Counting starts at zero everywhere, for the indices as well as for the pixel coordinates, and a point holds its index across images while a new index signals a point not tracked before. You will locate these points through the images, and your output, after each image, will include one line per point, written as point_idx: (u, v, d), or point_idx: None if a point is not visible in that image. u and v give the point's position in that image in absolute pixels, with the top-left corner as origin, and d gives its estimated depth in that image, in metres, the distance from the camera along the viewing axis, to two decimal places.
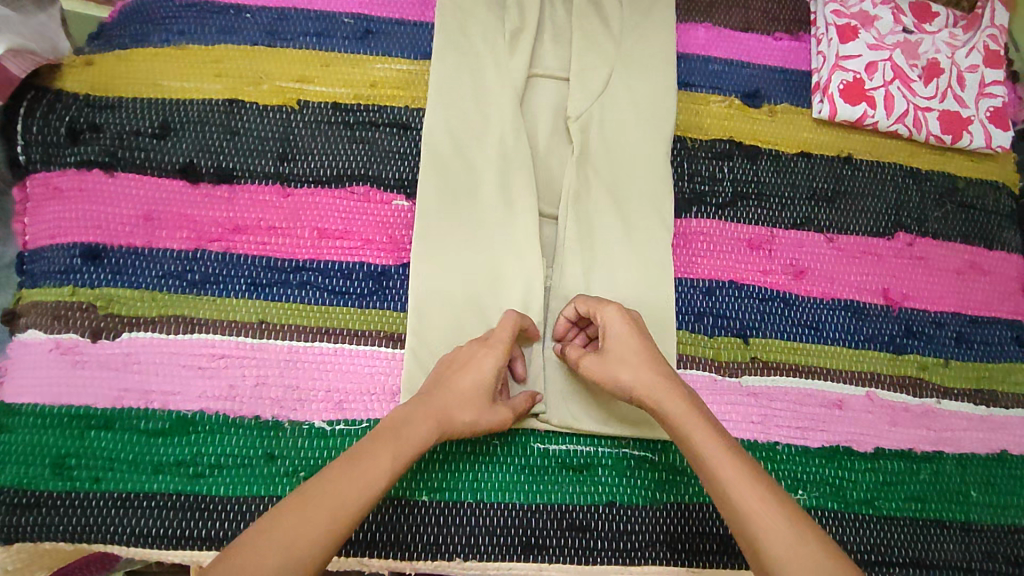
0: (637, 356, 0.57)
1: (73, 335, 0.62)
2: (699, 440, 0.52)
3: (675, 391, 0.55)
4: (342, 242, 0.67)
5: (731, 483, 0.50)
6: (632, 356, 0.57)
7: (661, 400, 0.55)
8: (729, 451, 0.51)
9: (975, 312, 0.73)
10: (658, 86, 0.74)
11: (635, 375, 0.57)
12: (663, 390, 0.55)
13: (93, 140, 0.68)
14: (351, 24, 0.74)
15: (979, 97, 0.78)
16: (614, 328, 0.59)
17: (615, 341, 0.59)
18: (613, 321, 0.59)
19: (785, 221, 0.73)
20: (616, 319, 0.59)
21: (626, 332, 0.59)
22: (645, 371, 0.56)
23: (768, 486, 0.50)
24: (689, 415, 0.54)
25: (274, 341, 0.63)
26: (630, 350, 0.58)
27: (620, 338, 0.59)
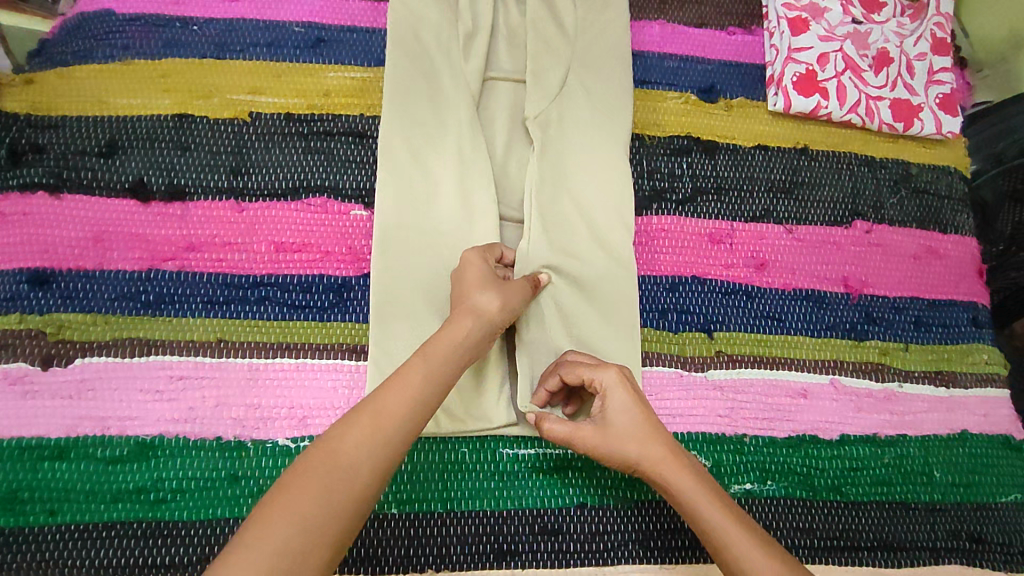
0: (642, 431, 0.55)
1: (22, 365, 0.60)
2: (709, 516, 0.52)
3: (679, 464, 0.54)
4: (300, 255, 0.66)
5: (746, 558, 0.49)
6: (636, 430, 0.55)
7: (668, 476, 0.54)
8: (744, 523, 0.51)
9: (931, 296, 0.75)
10: (614, 84, 0.74)
11: (643, 449, 0.55)
12: (667, 464, 0.54)
13: (36, 162, 0.65)
14: (303, 33, 0.73)
15: (928, 84, 0.80)
16: (615, 397, 0.56)
17: (616, 415, 0.56)
18: (614, 391, 0.56)
19: (745, 215, 0.74)
20: (617, 386, 0.56)
21: (627, 401, 0.56)
22: (653, 446, 0.55)
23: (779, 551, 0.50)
24: (700, 491, 0.53)
25: (235, 360, 0.62)
26: (631, 422, 0.55)
27: (622, 407, 0.56)
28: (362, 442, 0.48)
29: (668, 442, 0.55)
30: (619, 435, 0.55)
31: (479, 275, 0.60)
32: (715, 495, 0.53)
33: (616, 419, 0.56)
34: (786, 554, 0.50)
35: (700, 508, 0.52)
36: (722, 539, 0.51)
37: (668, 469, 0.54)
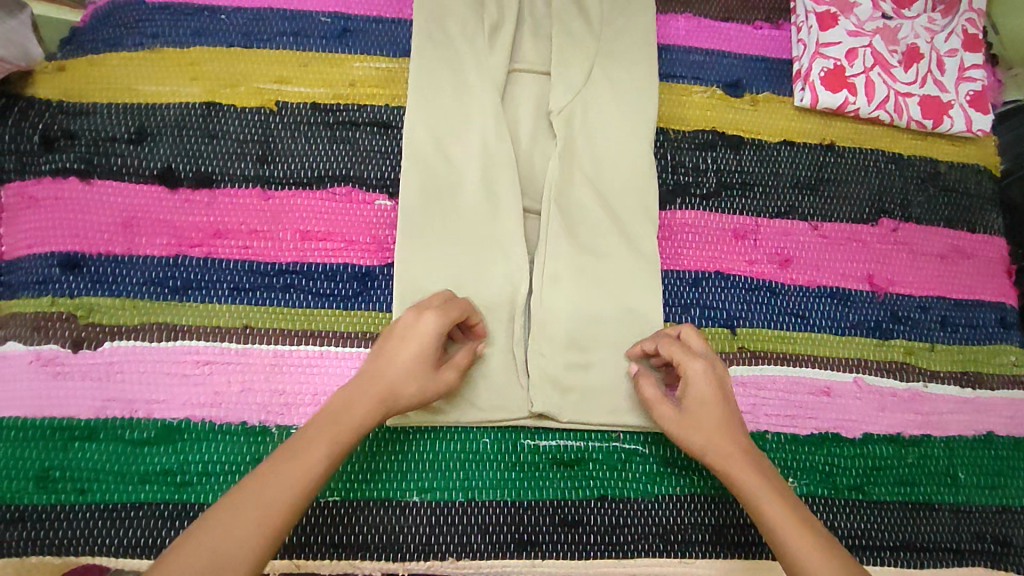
0: (715, 421, 0.56)
1: (54, 346, 0.61)
2: (771, 512, 0.51)
3: (745, 460, 0.54)
4: (325, 243, 0.66)
5: (801, 557, 0.49)
6: (713, 419, 0.56)
7: (732, 469, 0.54)
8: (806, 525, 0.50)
9: (958, 295, 0.74)
10: (640, 78, 0.74)
11: (710, 438, 0.55)
12: (733, 457, 0.54)
13: (68, 148, 0.66)
14: (329, 23, 0.73)
15: (959, 81, 0.79)
16: (707, 383, 0.57)
17: (695, 401, 0.56)
18: (698, 379, 0.57)
19: (770, 210, 0.74)
20: (704, 376, 0.57)
21: (710, 392, 0.56)
22: (735, 440, 0.55)
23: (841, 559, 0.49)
24: (772, 490, 0.52)
25: (260, 346, 0.63)
26: (706, 411, 0.56)
27: (712, 394, 0.56)
28: (254, 515, 0.46)
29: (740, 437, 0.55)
30: (704, 421, 0.56)
31: (410, 356, 0.54)
32: (788, 499, 0.52)
33: (703, 405, 0.56)
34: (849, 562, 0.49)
35: (766, 506, 0.51)
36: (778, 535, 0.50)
37: (747, 463, 0.54)
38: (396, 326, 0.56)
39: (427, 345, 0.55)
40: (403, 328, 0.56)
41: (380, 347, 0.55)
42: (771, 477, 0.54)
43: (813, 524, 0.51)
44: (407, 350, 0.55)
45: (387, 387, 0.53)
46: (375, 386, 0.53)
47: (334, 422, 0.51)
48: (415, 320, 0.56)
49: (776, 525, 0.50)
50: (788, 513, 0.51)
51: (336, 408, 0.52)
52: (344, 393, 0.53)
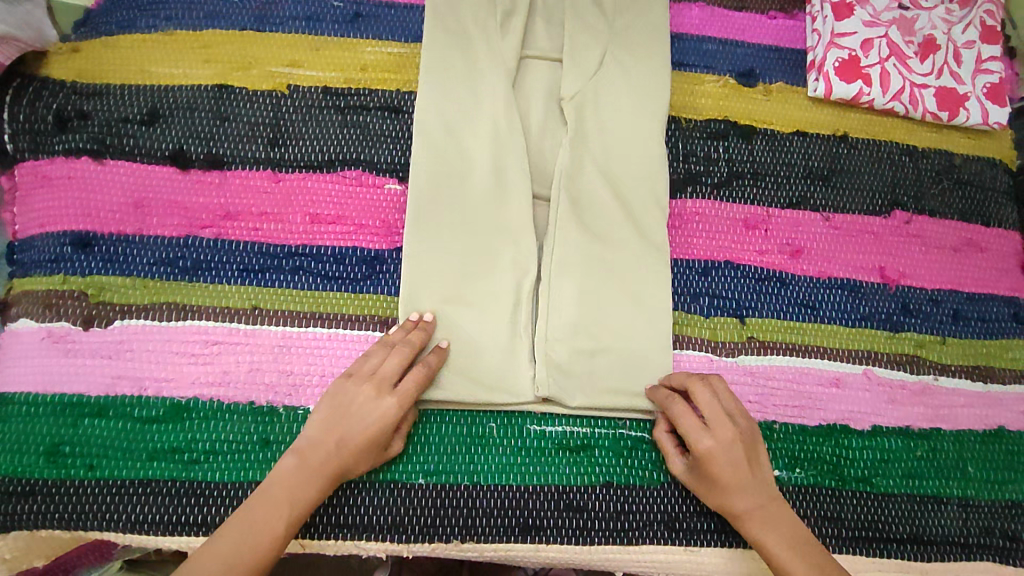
0: (730, 487, 0.58)
1: (65, 324, 0.61)
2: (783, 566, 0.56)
3: (757, 518, 0.58)
4: (335, 227, 0.66)
5: None
6: (728, 484, 0.58)
7: (748, 528, 0.58)
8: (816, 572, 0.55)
9: (971, 289, 0.73)
10: (652, 66, 0.73)
11: (725, 505, 0.58)
12: (747, 517, 0.58)
13: (81, 128, 0.67)
14: (341, 8, 0.73)
15: (976, 73, 0.78)
16: (720, 452, 0.58)
17: (708, 473, 0.58)
18: (709, 454, 0.58)
19: (781, 201, 0.73)
20: (714, 449, 0.58)
21: (722, 462, 0.58)
22: (753, 501, 0.58)
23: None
24: (787, 545, 0.56)
25: (269, 327, 0.63)
26: (721, 480, 0.58)
27: (726, 461, 0.58)
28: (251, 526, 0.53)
29: (754, 497, 0.58)
30: (724, 490, 0.58)
31: (368, 431, 0.56)
32: (802, 551, 0.56)
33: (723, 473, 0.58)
34: None
35: (787, 564, 0.56)
36: None
37: (764, 522, 0.57)
38: (348, 397, 0.57)
39: (389, 423, 0.57)
40: (355, 401, 0.57)
41: (331, 419, 0.57)
42: (788, 528, 0.57)
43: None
44: (363, 427, 0.56)
45: (347, 460, 0.56)
46: (323, 458, 0.56)
47: (297, 482, 0.55)
48: (373, 399, 0.57)
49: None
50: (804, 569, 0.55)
51: (294, 482, 0.55)
52: (297, 458, 0.56)
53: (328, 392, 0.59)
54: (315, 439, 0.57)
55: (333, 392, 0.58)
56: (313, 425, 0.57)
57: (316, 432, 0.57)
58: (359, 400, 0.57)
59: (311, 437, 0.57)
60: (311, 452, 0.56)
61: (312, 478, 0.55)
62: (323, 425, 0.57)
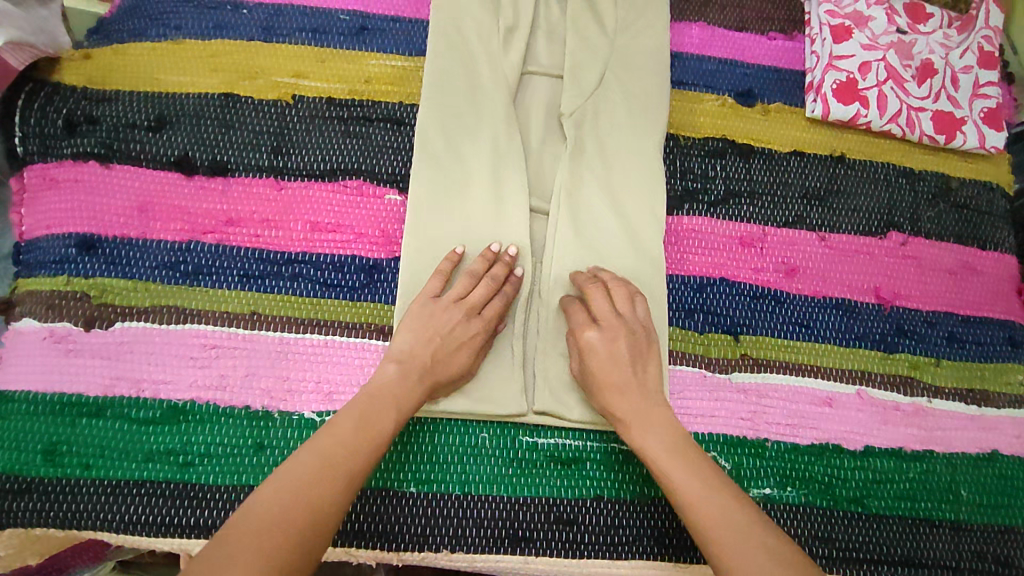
0: (612, 384, 0.59)
1: (66, 324, 0.62)
2: (660, 467, 0.55)
3: (644, 419, 0.58)
4: (334, 235, 0.67)
5: (692, 505, 0.52)
6: (612, 384, 0.59)
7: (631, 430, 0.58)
8: (696, 474, 0.54)
9: (966, 312, 0.73)
10: (650, 84, 0.75)
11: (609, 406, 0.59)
12: (632, 418, 0.58)
13: (90, 133, 0.68)
14: (347, 21, 0.75)
15: (973, 97, 0.79)
16: (609, 356, 0.60)
17: (593, 371, 0.60)
18: (592, 350, 0.60)
19: (777, 220, 0.74)
20: (597, 343, 0.60)
21: (606, 360, 0.60)
22: (636, 405, 0.58)
23: (720, 493, 0.52)
24: (668, 449, 0.56)
25: (266, 333, 0.64)
26: (607, 379, 0.59)
27: (619, 364, 0.59)
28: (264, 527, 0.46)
29: (637, 398, 0.58)
30: (607, 389, 0.59)
31: (460, 348, 0.60)
32: (682, 455, 0.55)
33: (618, 377, 0.59)
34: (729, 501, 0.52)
35: (664, 465, 0.55)
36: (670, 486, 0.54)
37: (646, 426, 0.57)
38: (442, 312, 0.61)
39: (477, 340, 0.61)
40: (447, 319, 0.61)
41: (425, 330, 0.60)
42: (682, 447, 0.56)
43: (704, 477, 0.53)
44: (455, 341, 0.60)
45: (437, 375, 0.59)
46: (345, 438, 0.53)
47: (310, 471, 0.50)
48: (463, 319, 0.61)
49: (672, 484, 0.54)
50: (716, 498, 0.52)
51: (397, 388, 0.57)
52: (395, 369, 0.58)
53: (419, 308, 0.61)
54: (409, 350, 0.59)
55: (425, 309, 0.61)
56: (356, 399, 0.56)
57: (409, 343, 0.59)
58: (448, 317, 0.61)
59: (405, 347, 0.59)
60: (333, 435, 0.52)
61: (408, 389, 0.57)
62: (415, 337, 0.60)
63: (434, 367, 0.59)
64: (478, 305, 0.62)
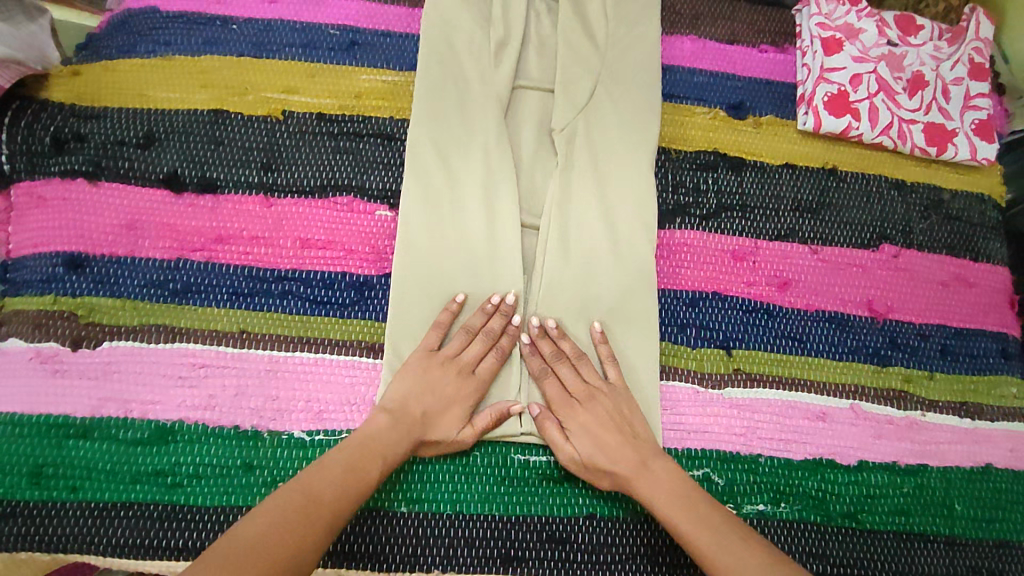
0: (609, 446, 0.60)
1: (53, 344, 0.62)
2: (673, 520, 0.56)
3: (645, 476, 0.58)
4: (325, 251, 0.67)
5: (712, 557, 0.53)
6: (609, 444, 0.60)
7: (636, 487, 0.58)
8: (709, 525, 0.55)
9: (959, 324, 0.73)
10: (642, 98, 0.75)
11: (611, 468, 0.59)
12: (634, 477, 0.59)
13: (78, 150, 0.68)
14: (338, 36, 0.75)
15: (963, 110, 0.79)
16: (602, 420, 0.61)
17: (587, 437, 0.60)
18: (582, 416, 0.61)
19: (769, 233, 0.74)
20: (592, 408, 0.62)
21: (598, 424, 0.61)
22: (635, 464, 0.59)
23: (737, 538, 0.54)
24: (676, 503, 0.57)
25: (255, 351, 0.63)
26: (602, 443, 0.60)
27: (609, 429, 0.61)
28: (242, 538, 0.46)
29: (636, 457, 0.59)
30: (604, 453, 0.60)
31: (452, 406, 0.61)
32: (689, 506, 0.56)
33: (608, 443, 0.60)
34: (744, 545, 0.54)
35: (677, 519, 0.56)
36: (691, 541, 0.55)
37: (649, 481, 0.58)
38: (435, 371, 0.61)
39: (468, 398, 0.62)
40: (441, 377, 0.61)
41: (419, 386, 0.60)
42: (685, 495, 0.57)
43: (716, 523, 0.55)
44: (449, 400, 0.61)
45: (427, 429, 0.59)
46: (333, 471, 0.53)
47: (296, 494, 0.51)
48: (455, 377, 0.62)
49: (689, 538, 0.55)
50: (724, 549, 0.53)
51: (387, 438, 0.57)
52: (389, 416, 0.58)
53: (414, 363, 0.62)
54: (402, 401, 0.60)
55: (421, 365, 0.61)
56: (344, 444, 0.56)
57: (402, 393, 0.60)
58: (441, 374, 0.61)
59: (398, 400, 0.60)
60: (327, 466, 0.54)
61: (400, 438, 0.58)
62: (409, 390, 0.60)
63: (425, 420, 0.59)
64: (473, 364, 0.63)
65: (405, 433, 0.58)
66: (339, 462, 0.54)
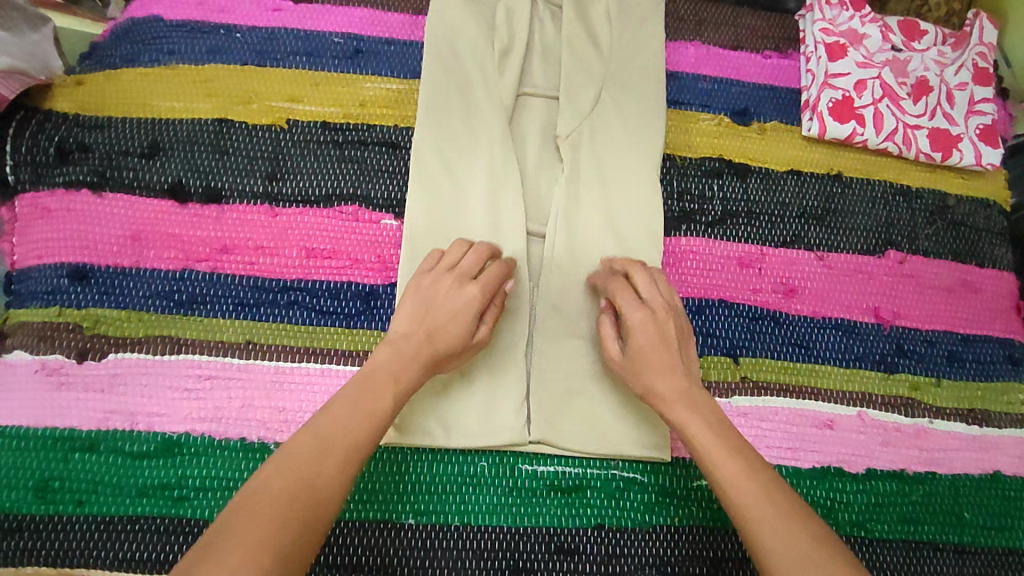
0: (658, 362, 0.58)
1: (58, 357, 0.61)
2: (701, 444, 0.54)
3: (688, 398, 0.57)
4: (330, 261, 0.67)
5: (733, 487, 0.50)
6: (654, 361, 0.58)
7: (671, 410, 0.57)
8: (741, 457, 0.52)
9: (966, 330, 0.73)
10: (647, 104, 0.75)
11: (663, 383, 0.58)
12: (675, 396, 0.57)
13: (82, 161, 0.67)
14: (341, 44, 0.75)
15: (968, 115, 0.79)
16: (652, 333, 0.59)
17: (637, 350, 0.59)
18: (638, 329, 0.59)
19: (775, 240, 0.74)
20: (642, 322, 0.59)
21: (652, 338, 0.59)
22: (677, 383, 0.57)
23: (764, 476, 0.51)
24: (710, 429, 0.54)
25: (261, 363, 0.63)
26: (653, 358, 0.58)
27: (659, 347, 0.58)
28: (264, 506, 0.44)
29: (681, 379, 0.57)
30: (650, 368, 0.58)
31: (454, 318, 0.59)
32: (725, 438, 0.54)
33: (655, 363, 0.58)
34: (771, 482, 0.50)
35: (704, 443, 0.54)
36: (713, 469, 0.52)
37: (687, 404, 0.56)
38: (432, 288, 0.60)
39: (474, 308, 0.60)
40: (437, 291, 0.60)
41: (418, 312, 0.59)
42: (721, 428, 0.55)
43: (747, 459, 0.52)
44: (449, 312, 0.59)
45: (435, 346, 0.58)
46: (348, 420, 0.51)
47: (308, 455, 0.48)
48: (454, 287, 0.60)
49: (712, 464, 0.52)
50: (756, 492, 0.49)
51: (393, 366, 0.56)
52: (391, 348, 0.57)
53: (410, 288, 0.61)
54: (406, 329, 0.59)
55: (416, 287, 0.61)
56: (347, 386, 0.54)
57: (405, 324, 0.59)
58: (443, 290, 0.60)
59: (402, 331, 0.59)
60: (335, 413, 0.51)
61: (409, 362, 0.57)
62: (411, 317, 0.59)
63: (431, 337, 0.58)
64: (470, 275, 0.62)
65: (409, 358, 0.57)
66: (340, 403, 0.52)
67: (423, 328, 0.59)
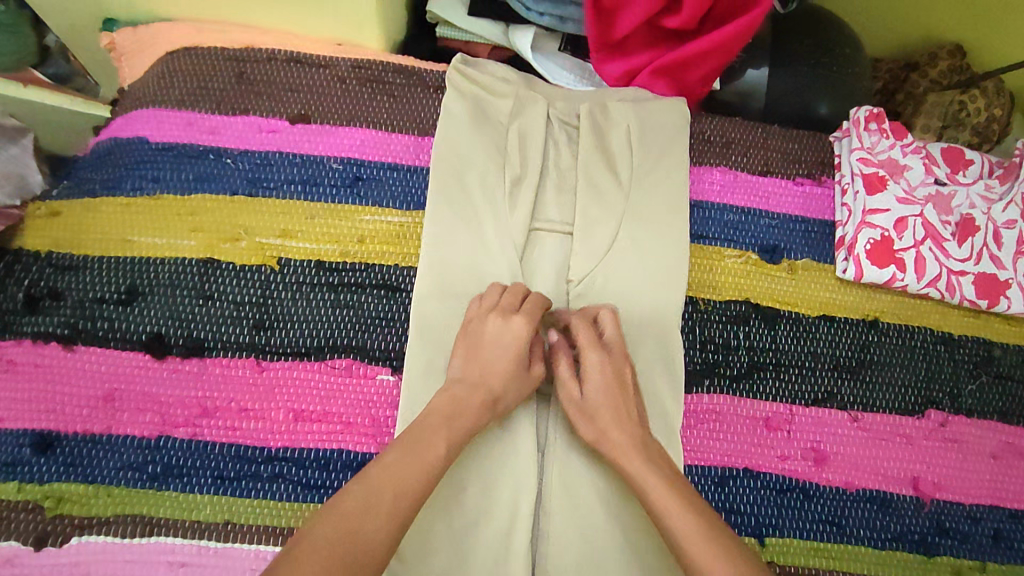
0: (613, 399, 0.59)
1: (13, 543, 0.55)
2: (636, 474, 0.55)
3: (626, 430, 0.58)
4: (319, 425, 0.61)
5: (668, 515, 0.51)
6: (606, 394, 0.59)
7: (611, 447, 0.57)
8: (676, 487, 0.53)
9: (1014, 505, 0.67)
10: (669, 243, 0.69)
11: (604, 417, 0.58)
12: (615, 432, 0.57)
13: (53, 310, 0.62)
14: (340, 170, 0.69)
15: (1017, 256, 0.72)
16: (607, 376, 0.60)
17: (594, 392, 0.60)
18: (594, 373, 0.60)
19: (806, 396, 0.67)
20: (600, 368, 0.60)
21: (608, 379, 0.60)
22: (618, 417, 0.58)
23: (698, 507, 0.51)
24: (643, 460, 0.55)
25: (240, 548, 0.57)
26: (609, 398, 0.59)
27: (613, 389, 0.60)
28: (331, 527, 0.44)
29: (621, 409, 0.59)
30: (596, 406, 0.59)
31: (506, 361, 0.60)
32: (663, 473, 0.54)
33: (609, 411, 0.59)
34: (705, 511, 0.51)
35: (639, 475, 0.54)
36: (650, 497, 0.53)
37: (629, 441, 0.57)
38: (480, 331, 0.61)
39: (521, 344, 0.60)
40: (486, 332, 0.61)
41: (467, 355, 0.60)
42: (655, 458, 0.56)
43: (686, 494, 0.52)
44: (502, 353, 0.60)
45: (490, 388, 0.58)
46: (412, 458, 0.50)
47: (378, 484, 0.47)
48: (503, 323, 0.60)
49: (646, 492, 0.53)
50: (692, 526, 0.49)
51: (447, 408, 0.55)
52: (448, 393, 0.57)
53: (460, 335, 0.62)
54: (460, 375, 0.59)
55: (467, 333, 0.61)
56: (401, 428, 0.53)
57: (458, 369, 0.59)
58: (491, 329, 0.60)
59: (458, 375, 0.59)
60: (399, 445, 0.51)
61: (466, 407, 0.56)
62: (465, 361, 0.60)
63: (484, 378, 0.58)
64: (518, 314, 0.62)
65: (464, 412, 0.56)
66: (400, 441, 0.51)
67: (475, 372, 0.59)
